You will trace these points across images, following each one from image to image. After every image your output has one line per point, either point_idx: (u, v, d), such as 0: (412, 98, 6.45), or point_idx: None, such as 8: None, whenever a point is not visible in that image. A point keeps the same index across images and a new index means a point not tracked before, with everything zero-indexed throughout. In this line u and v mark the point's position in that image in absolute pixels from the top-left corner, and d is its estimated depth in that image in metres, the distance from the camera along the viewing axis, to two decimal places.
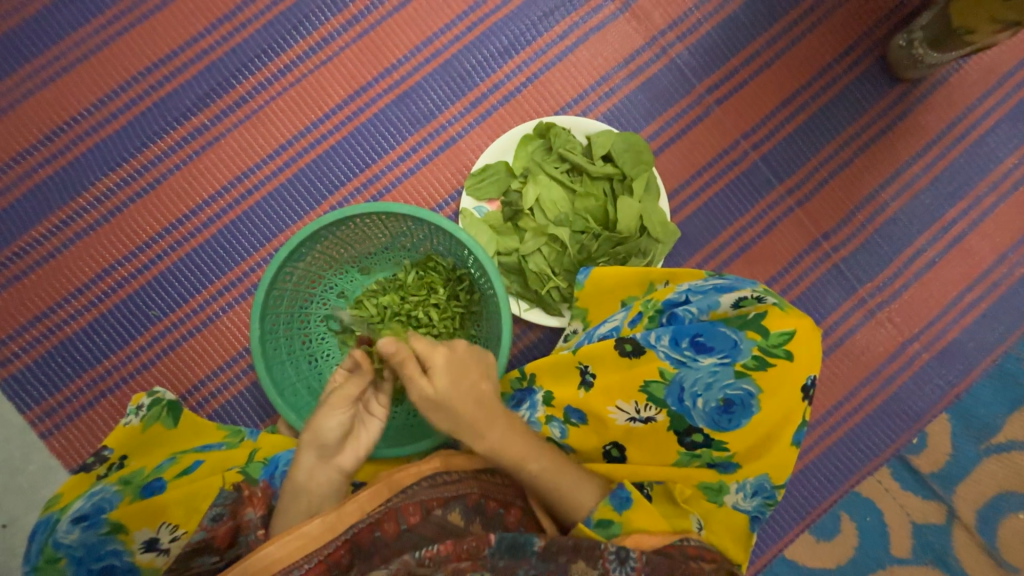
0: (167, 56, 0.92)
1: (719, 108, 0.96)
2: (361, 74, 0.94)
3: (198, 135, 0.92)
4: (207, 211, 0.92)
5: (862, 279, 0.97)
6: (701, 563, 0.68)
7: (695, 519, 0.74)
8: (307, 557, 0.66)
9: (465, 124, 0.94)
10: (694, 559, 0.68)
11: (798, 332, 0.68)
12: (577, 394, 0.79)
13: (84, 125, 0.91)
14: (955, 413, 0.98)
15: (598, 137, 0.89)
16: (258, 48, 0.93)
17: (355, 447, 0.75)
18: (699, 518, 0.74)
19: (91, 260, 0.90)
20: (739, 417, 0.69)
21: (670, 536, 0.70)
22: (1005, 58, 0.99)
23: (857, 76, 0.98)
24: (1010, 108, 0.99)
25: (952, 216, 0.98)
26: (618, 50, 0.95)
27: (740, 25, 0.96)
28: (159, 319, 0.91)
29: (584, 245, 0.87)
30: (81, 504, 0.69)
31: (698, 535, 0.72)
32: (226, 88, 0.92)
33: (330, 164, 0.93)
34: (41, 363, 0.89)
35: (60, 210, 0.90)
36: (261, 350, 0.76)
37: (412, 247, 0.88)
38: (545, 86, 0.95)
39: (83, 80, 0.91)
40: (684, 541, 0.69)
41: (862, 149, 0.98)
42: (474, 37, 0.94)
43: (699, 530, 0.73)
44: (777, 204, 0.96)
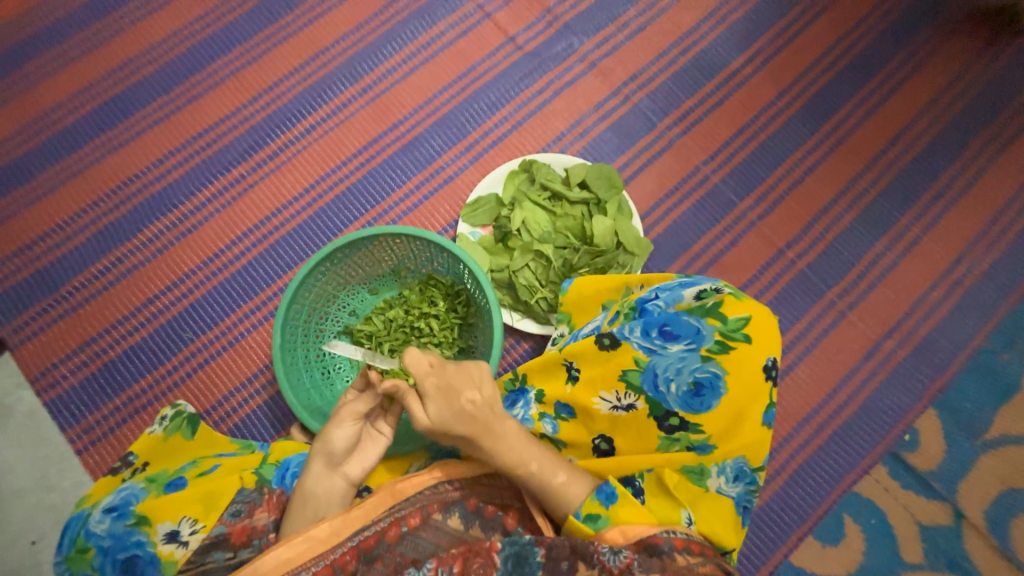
0: (215, 123, 1.12)
1: (680, 141, 1.11)
2: (373, 129, 1.12)
3: (236, 184, 1.09)
4: (239, 246, 1.07)
5: (829, 282, 1.05)
6: (686, 556, 0.67)
7: (685, 513, 0.74)
8: (314, 560, 0.71)
9: (460, 165, 1.10)
10: (680, 550, 0.68)
11: (754, 318, 0.75)
12: (565, 389, 0.86)
13: (142, 180, 1.09)
14: (942, 408, 1.00)
15: (574, 168, 1.03)
16: (289, 113, 1.12)
17: (361, 460, 0.82)
18: (690, 511, 0.75)
19: (137, 291, 1.04)
20: (709, 398, 0.75)
21: (657, 527, 0.70)
22: (927, 89, 1.15)
23: (799, 108, 1.13)
24: (940, 129, 1.13)
25: (904, 223, 1.08)
26: (588, 99, 1.12)
27: (691, 74, 1.14)
28: (190, 341, 1.02)
29: (567, 258, 0.98)
30: (111, 498, 0.76)
31: (686, 528, 0.71)
32: (261, 146, 1.11)
33: (346, 202, 1.09)
34: (85, 384, 0.99)
35: (116, 250, 1.05)
36: (280, 357, 0.86)
37: (415, 267, 0.99)
38: (528, 131, 1.11)
39: (146, 145, 1.10)
40: (669, 533, 0.69)
41: (812, 169, 1.10)
42: (466, 96, 1.13)
43: (688, 524, 0.73)
44: (741, 219, 1.07)
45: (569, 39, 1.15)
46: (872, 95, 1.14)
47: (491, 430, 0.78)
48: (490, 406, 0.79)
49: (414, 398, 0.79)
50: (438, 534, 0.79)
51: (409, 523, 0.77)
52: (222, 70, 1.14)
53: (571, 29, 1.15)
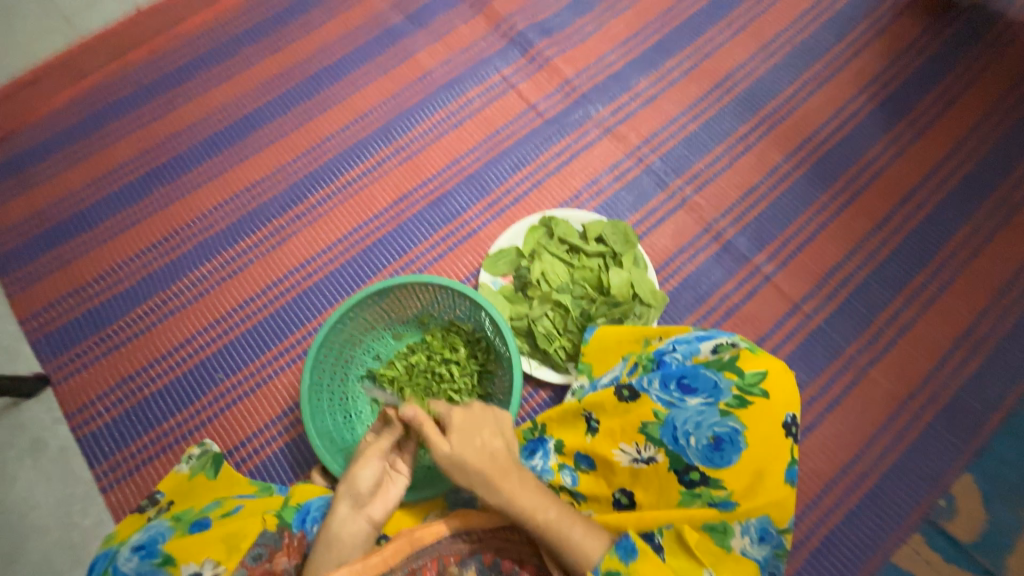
0: (261, 179, 1.22)
1: (692, 199, 1.17)
2: (404, 186, 1.21)
3: (276, 234, 1.18)
4: (274, 292, 1.13)
5: (846, 338, 1.05)
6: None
7: (709, 574, 0.71)
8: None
9: (484, 219, 1.17)
10: None
11: (771, 373, 0.76)
12: (584, 439, 0.86)
13: (191, 229, 1.18)
14: (975, 471, 0.97)
15: (590, 224, 1.08)
16: (328, 171, 1.23)
17: (385, 500, 0.83)
18: (712, 572, 0.71)
19: (176, 332, 1.10)
20: (730, 453, 0.74)
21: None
22: (928, 154, 1.20)
23: (806, 170, 1.19)
24: (945, 192, 1.17)
25: (918, 281, 1.10)
26: (604, 161, 1.21)
27: (701, 139, 1.22)
28: (220, 381, 1.06)
29: (584, 308, 1.01)
30: (139, 536, 0.77)
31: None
32: (301, 200, 1.20)
33: (375, 252, 1.16)
34: (118, 421, 1.03)
35: (160, 294, 1.13)
36: (307, 399, 0.89)
37: (437, 314, 1.04)
38: (547, 189, 1.19)
39: (198, 198, 1.21)
40: None
41: (822, 227, 1.14)
42: (491, 157, 1.22)
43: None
44: (755, 273, 1.10)
45: (586, 108, 1.26)
46: (876, 159, 1.20)
47: (509, 472, 0.78)
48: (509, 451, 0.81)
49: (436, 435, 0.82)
50: None
51: (425, 575, 0.78)
52: (271, 133, 1.26)
53: (587, 99, 1.26)
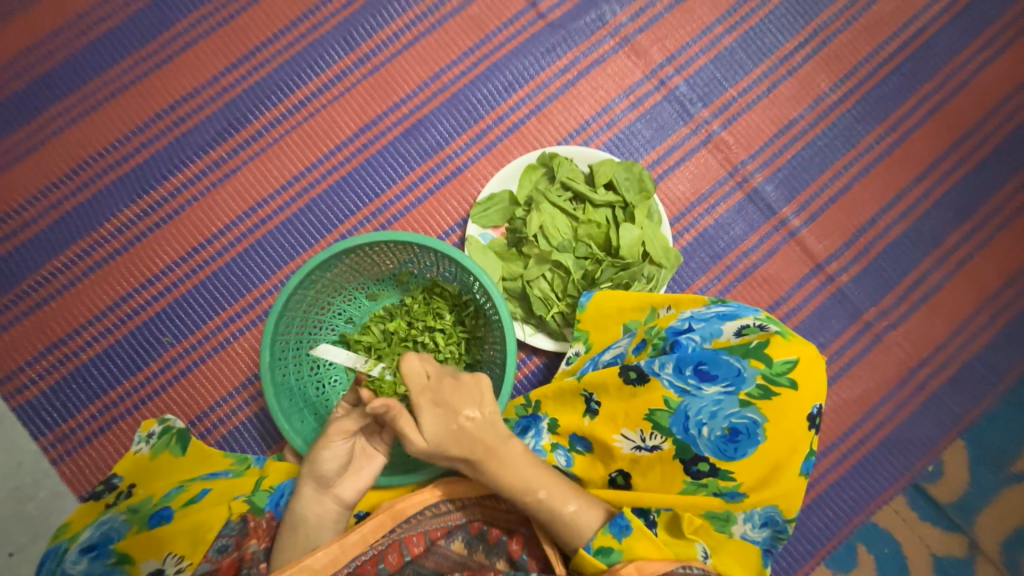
0: (189, 94, 0.97)
1: (719, 137, 0.98)
2: (371, 109, 0.98)
3: (215, 168, 0.96)
4: (221, 241, 0.95)
5: (868, 303, 0.97)
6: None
7: (701, 546, 0.70)
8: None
9: (470, 155, 0.98)
10: None
11: (802, 360, 0.67)
12: (582, 422, 0.79)
13: (107, 160, 0.95)
14: (971, 439, 0.95)
15: (599, 166, 0.91)
16: (273, 86, 0.97)
17: (355, 481, 0.75)
18: (705, 545, 0.71)
19: (108, 288, 0.93)
20: (745, 446, 0.68)
21: (673, 562, 0.67)
22: (996, 86, 1.02)
23: (855, 102, 1.00)
24: (1006, 134, 1.01)
25: (955, 240, 0.99)
26: (617, 83, 0.98)
27: (737, 58, 1.00)
28: (170, 345, 0.93)
29: (588, 271, 0.88)
30: (89, 534, 0.71)
31: (703, 563, 0.68)
32: (242, 124, 0.97)
33: (341, 194, 0.97)
34: (55, 389, 0.91)
35: (81, 242, 0.94)
36: (269, 377, 0.78)
37: (418, 273, 0.90)
38: (548, 118, 0.98)
39: (110, 118, 0.96)
40: (686, 571, 0.66)
41: (862, 174, 0.99)
42: (479, 73, 0.98)
43: (704, 558, 0.69)
44: (779, 229, 0.97)
45: (600, 9, 0.99)
46: (937, 91, 1.01)
47: (492, 452, 0.72)
48: (491, 426, 0.73)
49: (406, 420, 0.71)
50: (441, 560, 0.77)
51: (412, 551, 0.75)
52: (195, 30, 0.98)
53: None
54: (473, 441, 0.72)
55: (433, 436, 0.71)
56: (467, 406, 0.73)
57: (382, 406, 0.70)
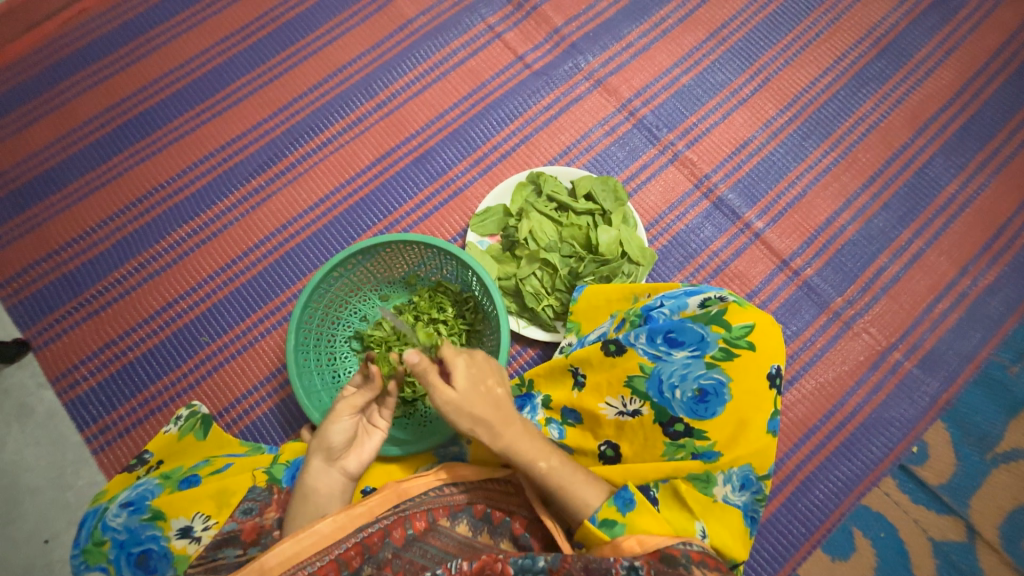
0: (237, 136, 1.17)
1: (684, 155, 1.14)
2: (386, 143, 1.16)
3: (255, 194, 1.14)
4: (255, 253, 1.10)
5: (833, 293, 1.06)
6: (703, 569, 0.68)
7: (699, 525, 0.74)
8: (318, 555, 0.72)
9: (470, 177, 1.14)
10: (697, 564, 0.68)
11: (758, 325, 0.77)
12: (571, 394, 0.88)
13: (166, 190, 1.14)
14: (949, 420, 1.00)
15: (579, 180, 1.06)
16: (306, 128, 1.17)
17: (360, 454, 0.82)
18: (704, 523, 0.75)
19: (157, 296, 1.07)
20: (714, 405, 0.76)
21: (673, 538, 0.71)
22: (926, 106, 1.17)
23: (800, 124, 1.16)
24: (940, 145, 1.15)
25: (907, 236, 1.09)
26: (594, 115, 1.16)
27: (694, 92, 1.18)
28: (206, 344, 1.05)
29: (573, 267, 1.00)
30: (127, 494, 0.78)
31: (701, 540, 0.72)
32: (279, 158, 1.16)
33: (359, 212, 1.13)
34: (103, 385, 1.02)
35: (138, 257, 1.10)
36: (293, 359, 0.89)
37: (425, 274, 1.03)
38: (536, 145, 1.15)
39: (171, 157, 1.16)
40: (687, 545, 0.69)
41: (814, 182, 1.12)
42: (477, 112, 1.17)
43: (703, 537, 0.73)
44: (744, 231, 1.09)
45: (576, 59, 1.20)
46: (873, 112, 1.17)
47: (512, 421, 0.77)
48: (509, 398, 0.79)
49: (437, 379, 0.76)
50: (446, 541, 0.80)
51: (415, 526, 0.79)
52: (245, 87, 1.20)
53: (577, 49, 1.20)
54: (497, 408, 0.77)
55: (465, 396, 0.75)
56: (493, 376, 0.79)
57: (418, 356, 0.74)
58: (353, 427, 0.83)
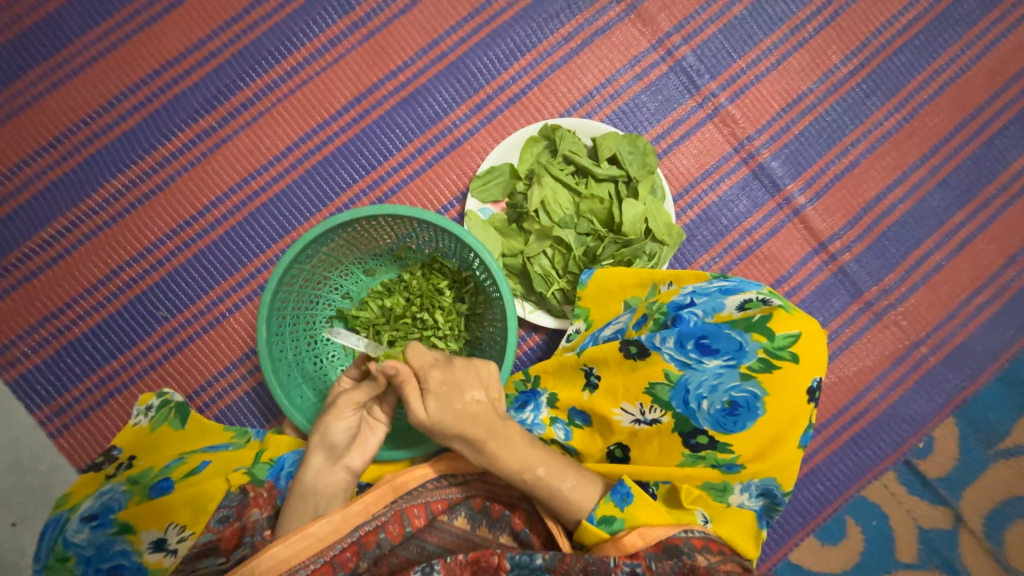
0: (176, 58, 0.93)
1: (726, 110, 0.96)
2: (367, 77, 0.94)
3: (205, 138, 0.93)
4: (214, 213, 0.93)
5: (869, 282, 0.96)
6: (707, 555, 0.67)
7: (699, 513, 0.73)
8: (313, 558, 0.68)
9: (471, 127, 0.95)
10: (701, 551, 0.67)
11: (804, 334, 0.68)
12: (581, 396, 0.80)
13: (92, 127, 0.92)
14: (962, 416, 0.97)
15: (603, 139, 0.88)
16: (264, 51, 0.93)
17: (364, 450, 0.77)
18: (704, 511, 0.73)
19: (100, 261, 0.91)
20: (744, 419, 0.69)
21: (674, 527, 0.69)
22: (1013, 60, 0.99)
23: (866, 76, 0.97)
24: (1018, 111, 0.99)
25: (960, 219, 0.98)
26: (623, 52, 0.95)
27: (746, 28, 0.96)
28: (165, 320, 0.92)
29: (590, 247, 0.87)
30: (90, 503, 0.71)
31: (704, 527, 0.70)
32: (233, 91, 0.93)
33: (337, 165, 0.94)
34: (49, 363, 0.90)
35: (69, 213, 0.91)
36: (268, 352, 0.77)
37: (418, 248, 0.88)
38: (551, 88, 0.95)
39: (93, 83, 0.92)
40: (689, 533, 0.68)
41: (870, 151, 0.97)
42: (479, 40, 0.94)
43: (704, 523, 0.72)
44: (783, 207, 0.96)
45: None
46: (951, 65, 0.98)
47: (493, 433, 0.72)
48: (494, 407, 0.74)
49: (411, 392, 0.73)
50: (443, 535, 0.76)
51: (414, 522, 0.75)
52: None
53: None
54: (475, 421, 0.72)
55: (434, 414, 0.72)
56: (470, 387, 0.74)
57: (392, 367, 0.72)
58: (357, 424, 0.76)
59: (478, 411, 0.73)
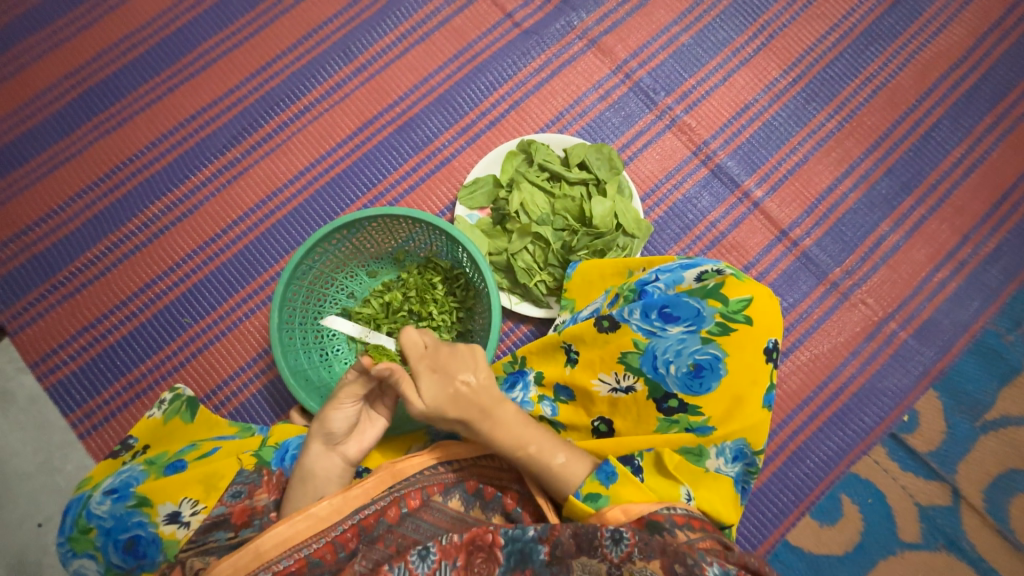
0: (208, 105, 1.10)
1: (682, 120, 1.08)
2: (368, 111, 1.10)
3: (230, 167, 1.08)
4: (235, 230, 1.05)
5: (832, 264, 1.03)
6: (688, 532, 0.68)
7: (684, 489, 0.74)
8: (314, 537, 0.71)
9: (458, 147, 1.08)
10: (681, 528, 0.68)
11: (756, 299, 0.75)
12: (564, 371, 0.86)
13: (136, 164, 1.07)
14: (942, 389, 1.00)
15: (573, 149, 1.01)
16: (282, 95, 1.10)
17: (360, 441, 0.81)
18: (689, 488, 0.74)
19: (135, 277, 1.03)
20: (709, 380, 0.75)
21: (657, 504, 0.70)
22: (936, 64, 1.12)
23: (805, 85, 1.10)
24: (949, 106, 1.10)
25: (910, 203, 1.06)
26: (587, 78, 1.10)
27: (693, 52, 1.11)
28: (189, 326, 1.02)
29: (566, 241, 0.97)
30: (111, 481, 0.78)
31: (687, 504, 0.71)
32: (255, 128, 1.09)
33: (343, 185, 1.07)
34: (84, 369, 0.99)
35: (111, 236, 1.04)
36: (278, 338, 0.86)
37: (414, 250, 0.99)
38: (527, 111, 1.09)
39: (139, 128, 1.09)
40: (670, 509, 0.69)
41: (817, 148, 1.08)
42: (463, 75, 1.10)
43: (688, 500, 0.73)
44: (743, 200, 1.06)
45: (568, 16, 1.12)
46: (881, 71, 1.11)
47: (487, 414, 0.77)
48: (485, 390, 0.78)
49: (407, 389, 0.77)
50: (438, 516, 0.78)
51: (410, 504, 0.76)
52: (214, 51, 1.12)
53: (570, 6, 1.12)
54: (469, 404, 0.77)
55: (430, 402, 0.76)
56: (462, 371, 0.79)
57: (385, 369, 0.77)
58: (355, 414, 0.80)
59: (470, 395, 0.78)
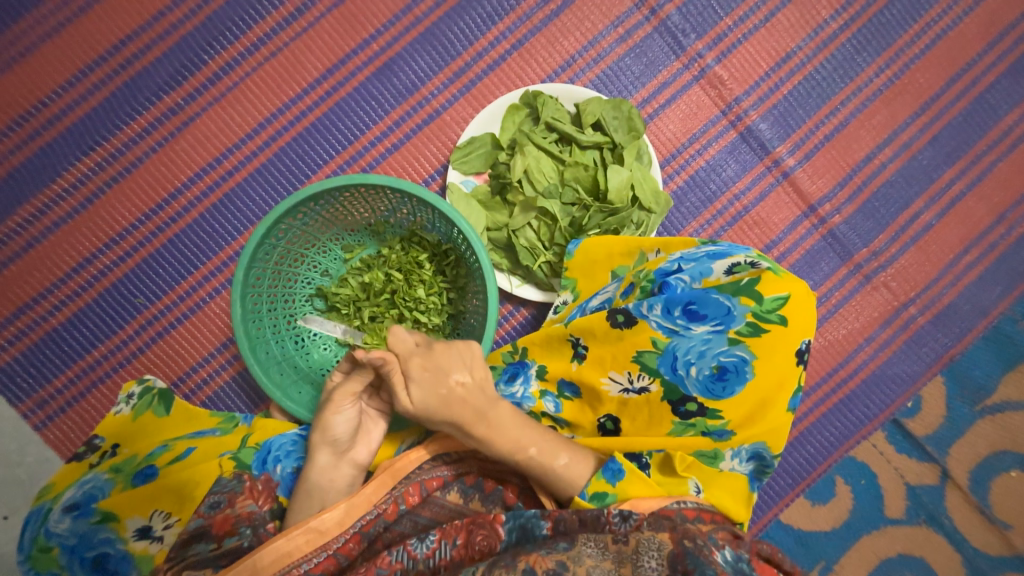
0: (135, 32, 0.88)
1: (713, 71, 0.93)
2: (338, 47, 0.90)
3: (172, 116, 0.89)
4: (186, 196, 0.90)
5: (859, 244, 0.95)
6: (700, 525, 0.62)
7: (693, 483, 0.68)
8: (315, 551, 0.63)
9: (449, 96, 0.91)
10: (693, 521, 0.62)
11: (794, 297, 0.65)
12: (570, 367, 0.78)
13: (53, 108, 0.88)
14: (949, 374, 0.97)
15: (587, 105, 0.86)
16: (229, 21, 0.88)
17: (369, 443, 0.73)
18: (697, 481, 0.69)
19: (71, 250, 0.88)
20: (733, 384, 0.68)
21: (666, 498, 0.64)
22: (1005, 9, 0.96)
23: (856, 31, 0.94)
24: (1011, 62, 0.97)
25: (950, 176, 0.96)
26: (605, 13, 0.91)
27: None
28: (143, 307, 0.90)
29: (575, 218, 0.85)
30: (72, 494, 0.70)
31: (696, 498, 0.66)
32: (197, 66, 0.89)
33: (313, 140, 0.90)
34: (28, 356, 0.88)
35: (35, 199, 0.88)
36: (244, 332, 0.75)
37: (395, 222, 0.86)
38: (531, 54, 0.91)
39: (50, 61, 0.87)
40: (680, 503, 0.64)
41: (860, 110, 0.95)
42: (455, 4, 0.90)
43: (697, 493, 0.67)
44: (773, 169, 0.94)
45: None
46: (943, 17, 0.95)
47: (483, 415, 0.69)
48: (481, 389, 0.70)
49: (397, 379, 0.69)
50: (437, 509, 0.71)
51: (409, 501, 0.69)
52: None
53: None
54: (463, 404, 0.69)
55: (420, 403, 0.68)
56: (456, 369, 0.70)
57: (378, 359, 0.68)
58: (357, 416, 0.73)
59: (465, 394, 0.69)
